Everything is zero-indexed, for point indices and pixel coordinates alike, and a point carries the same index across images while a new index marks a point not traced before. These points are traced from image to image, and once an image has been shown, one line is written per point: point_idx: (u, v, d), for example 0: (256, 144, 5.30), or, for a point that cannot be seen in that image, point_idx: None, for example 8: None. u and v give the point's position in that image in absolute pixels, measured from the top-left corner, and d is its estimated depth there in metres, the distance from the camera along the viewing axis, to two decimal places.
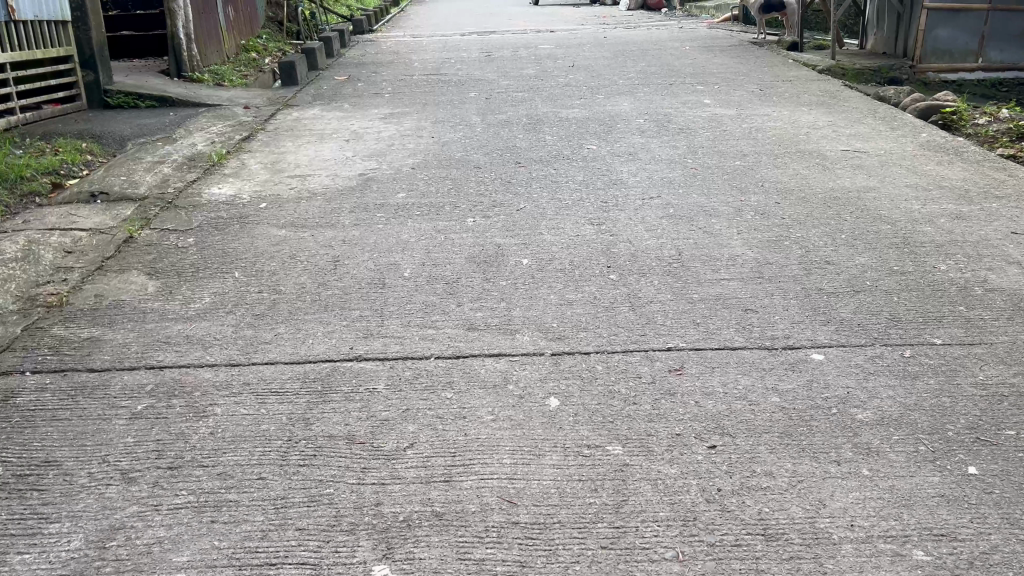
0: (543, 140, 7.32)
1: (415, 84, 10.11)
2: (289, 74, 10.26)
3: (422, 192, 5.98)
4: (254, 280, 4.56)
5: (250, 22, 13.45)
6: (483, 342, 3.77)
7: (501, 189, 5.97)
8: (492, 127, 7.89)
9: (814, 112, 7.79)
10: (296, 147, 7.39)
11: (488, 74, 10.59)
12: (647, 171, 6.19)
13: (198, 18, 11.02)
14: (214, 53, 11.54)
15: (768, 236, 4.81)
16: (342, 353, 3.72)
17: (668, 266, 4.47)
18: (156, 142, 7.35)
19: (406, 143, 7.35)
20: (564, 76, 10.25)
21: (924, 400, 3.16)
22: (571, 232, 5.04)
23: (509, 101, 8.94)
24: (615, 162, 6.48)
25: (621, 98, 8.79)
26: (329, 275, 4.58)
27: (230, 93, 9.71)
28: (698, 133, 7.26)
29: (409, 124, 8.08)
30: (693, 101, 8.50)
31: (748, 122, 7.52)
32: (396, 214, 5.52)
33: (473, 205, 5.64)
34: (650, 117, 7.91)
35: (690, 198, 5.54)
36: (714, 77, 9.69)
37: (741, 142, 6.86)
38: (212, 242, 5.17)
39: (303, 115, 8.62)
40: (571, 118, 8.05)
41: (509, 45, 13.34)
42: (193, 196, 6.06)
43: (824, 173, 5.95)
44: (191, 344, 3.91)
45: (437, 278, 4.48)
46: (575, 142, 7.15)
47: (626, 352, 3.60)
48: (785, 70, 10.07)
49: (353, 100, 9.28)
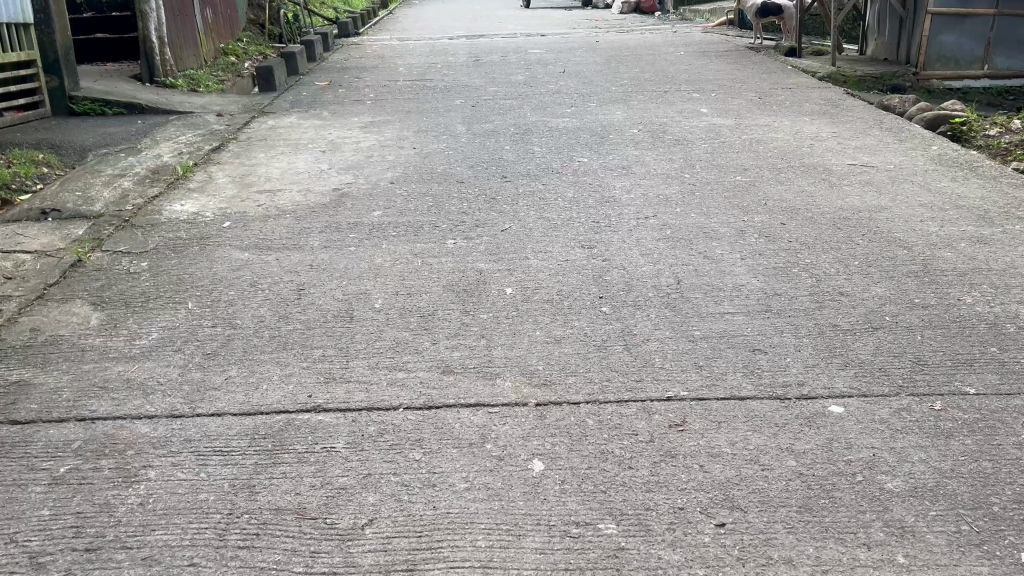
0: (531, 151, 6.91)
1: (399, 91, 9.68)
2: (267, 79, 9.82)
3: (399, 209, 5.56)
4: (209, 312, 4.13)
5: (230, 25, 13.01)
6: (458, 389, 3.34)
7: (485, 206, 5.55)
8: (478, 137, 7.48)
9: (817, 123, 7.40)
10: (269, 158, 6.96)
11: (475, 81, 10.17)
12: (641, 187, 5.79)
13: (172, 19, 10.58)
14: (190, 57, 11.09)
15: (774, 262, 4.40)
16: (299, 403, 3.29)
17: (666, 296, 4.06)
18: (119, 153, 6.92)
19: (385, 154, 6.92)
20: (554, 82, 9.84)
21: (962, 466, 2.74)
22: (560, 256, 4.62)
23: (497, 109, 8.53)
24: (607, 177, 6.07)
25: (614, 106, 8.39)
26: (292, 306, 4.15)
27: (204, 99, 9.26)
28: (695, 144, 6.86)
29: (391, 133, 7.65)
30: (689, 110, 8.11)
31: (748, 133, 7.12)
32: (370, 235, 5.09)
33: (454, 224, 5.22)
34: (644, 128, 7.50)
35: (687, 217, 5.13)
36: (710, 84, 9.29)
37: (741, 155, 6.46)
38: (167, 267, 4.74)
39: (279, 123, 8.18)
40: (561, 127, 7.64)
41: (498, 49, 12.93)
42: (152, 213, 5.62)
43: (831, 190, 5.56)
44: (130, 390, 3.48)
45: (411, 310, 4.06)
46: (565, 154, 6.74)
47: (620, 403, 3.18)
48: (784, 77, 9.68)
49: (332, 107, 8.85)
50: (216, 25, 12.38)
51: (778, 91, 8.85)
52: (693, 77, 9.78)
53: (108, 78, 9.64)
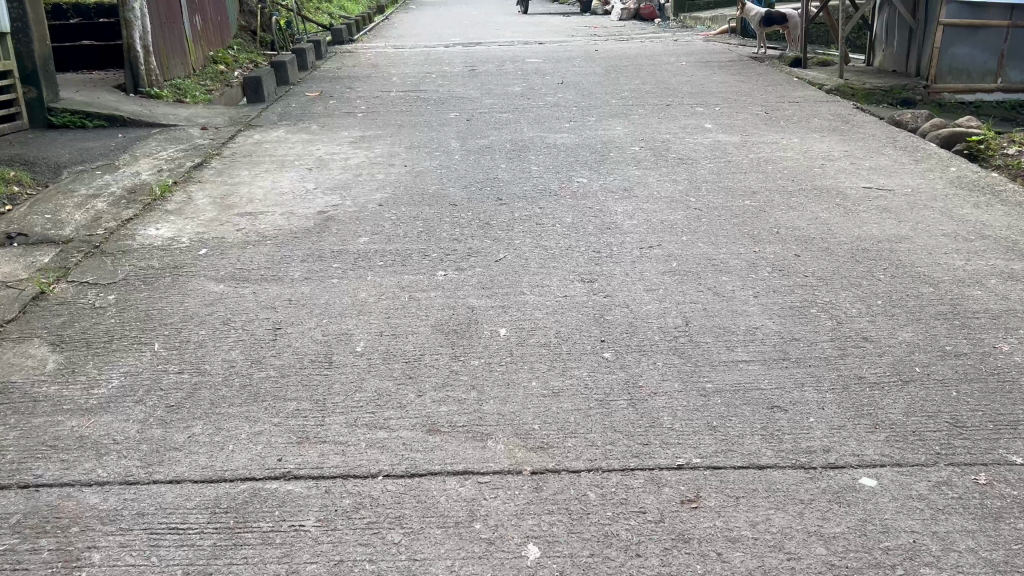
0: (528, 170, 6.58)
1: (392, 103, 9.35)
2: (255, 89, 9.48)
3: (387, 235, 5.22)
4: (176, 356, 3.79)
5: (220, 32, 12.68)
6: (446, 452, 3.01)
7: (478, 232, 5.21)
8: (472, 154, 7.15)
9: (828, 141, 7.09)
10: (253, 177, 6.62)
11: (471, 92, 9.84)
12: (644, 211, 5.46)
13: (158, 27, 10.24)
14: (177, 66, 10.75)
15: (789, 301, 4.07)
16: (267, 470, 2.95)
17: (674, 341, 3.73)
18: (95, 170, 6.57)
19: (375, 173, 6.59)
20: (553, 94, 9.52)
21: (1016, 556, 2.41)
22: (558, 293, 4.29)
23: (493, 123, 8.21)
24: (609, 199, 5.75)
25: (614, 121, 8.06)
26: (267, 349, 3.81)
27: (189, 111, 8.93)
28: (700, 164, 6.54)
29: (382, 149, 7.32)
30: (692, 125, 7.79)
31: (755, 152, 6.80)
32: (356, 264, 4.76)
33: (446, 253, 4.88)
34: (646, 145, 7.18)
35: (694, 247, 4.81)
36: (714, 98, 8.96)
37: (749, 177, 6.14)
38: (135, 301, 4.39)
39: (266, 138, 7.84)
40: (559, 144, 7.32)
41: (495, 58, 12.61)
42: (124, 238, 5.28)
43: (846, 218, 5.24)
44: (82, 450, 3.14)
45: (396, 355, 3.72)
46: (563, 174, 6.42)
47: (626, 472, 2.84)
48: (790, 90, 9.35)
49: (322, 120, 8.53)
50: (206, 32, 12.05)
51: (786, 106, 8.53)
52: (697, 90, 9.45)
53: (90, 88, 9.29)
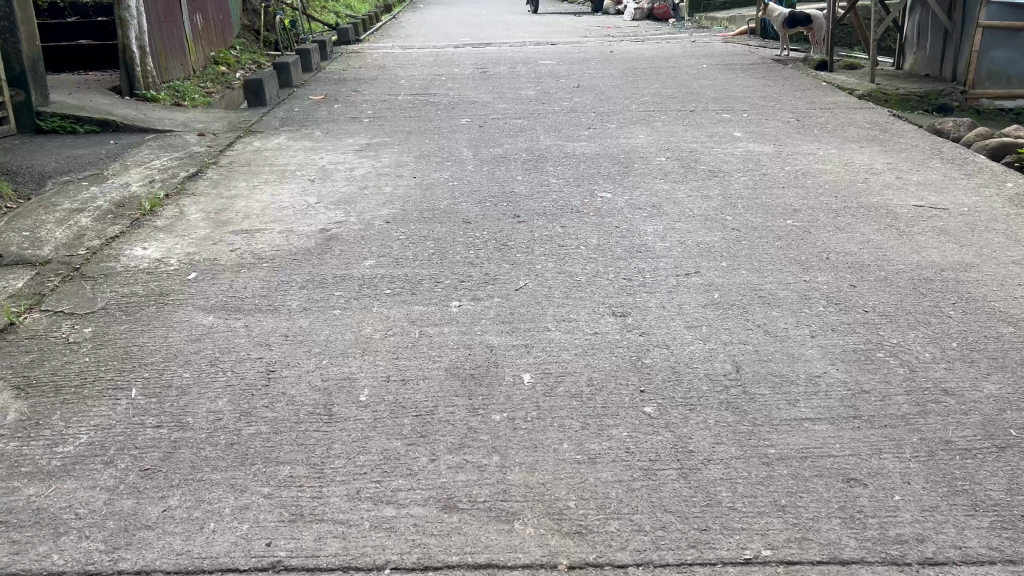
0: (546, 183, 6.10)
1: (400, 107, 8.89)
2: (256, 92, 9.01)
3: (395, 257, 4.75)
4: (155, 405, 3.31)
5: (221, 31, 12.21)
6: (466, 537, 2.53)
7: (495, 255, 4.74)
8: (486, 164, 6.69)
9: (868, 152, 6.60)
10: (251, 188, 6.15)
11: (483, 96, 9.36)
12: (675, 232, 4.99)
13: (155, 26, 9.77)
14: (175, 67, 10.28)
15: (851, 345, 3.60)
16: (255, 558, 2.48)
17: (725, 393, 3.25)
18: (81, 181, 6.10)
19: (382, 186, 6.13)
20: (569, 98, 9.05)
21: None
22: (587, 329, 3.81)
23: (507, 130, 7.74)
24: (636, 218, 5.27)
25: (636, 128, 7.57)
26: (259, 397, 3.34)
27: (186, 115, 8.46)
28: (734, 177, 6.06)
29: (389, 159, 6.85)
30: (721, 134, 7.30)
31: (791, 164, 6.32)
32: (360, 292, 4.28)
33: (460, 279, 4.41)
34: (673, 154, 6.70)
35: (736, 275, 4.32)
36: (740, 104, 8.46)
37: (787, 193, 5.66)
38: (114, 335, 3.91)
39: (266, 145, 7.38)
40: (579, 153, 6.85)
41: (507, 59, 12.14)
42: (108, 259, 4.80)
43: (901, 240, 4.76)
44: (38, 528, 2.66)
45: (406, 406, 3.24)
46: (585, 188, 5.94)
47: (683, 569, 2.37)
48: (820, 96, 8.86)
49: (327, 126, 8.07)
50: (206, 32, 11.58)
51: (818, 113, 8.03)
52: (722, 95, 8.95)
53: (82, 90, 8.83)
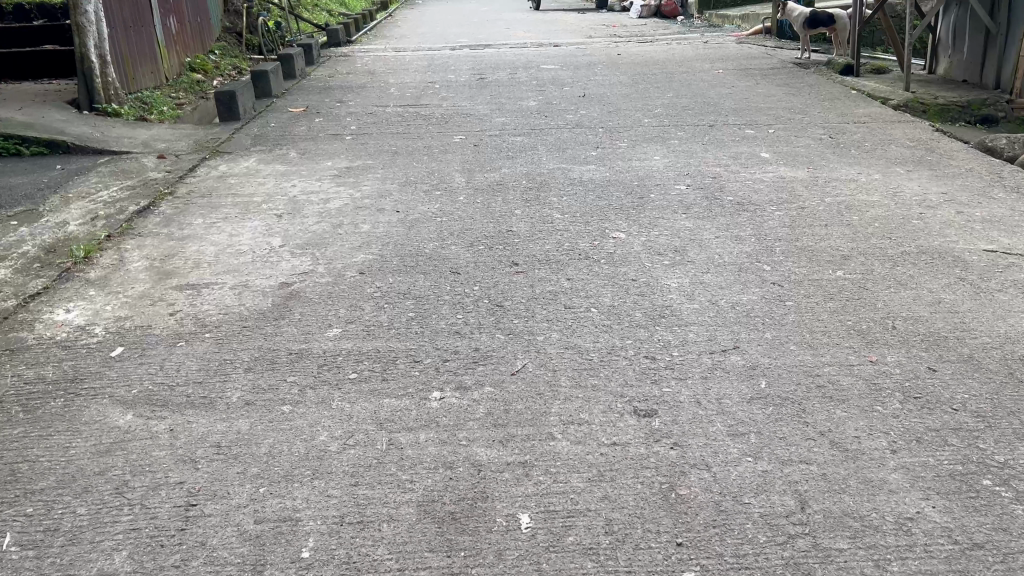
0: (548, 219, 5.29)
1: (389, 122, 8.07)
2: (228, 103, 8.16)
3: (367, 323, 3.92)
4: (29, 565, 2.49)
5: (199, 36, 11.38)
6: None
7: (487, 321, 3.91)
8: (480, 193, 5.87)
9: (917, 179, 5.78)
10: (207, 226, 5.33)
11: (479, 108, 8.53)
12: (704, 288, 4.16)
13: (119, 32, 8.94)
14: (144, 76, 9.45)
15: (946, 467, 2.75)
16: None
17: (791, 550, 2.42)
18: (11, 221, 5.28)
19: (360, 223, 5.31)
20: (575, 110, 8.23)
21: None
22: (601, 437, 2.97)
23: (505, 149, 6.93)
24: (656, 267, 4.45)
25: (650, 148, 6.76)
26: (169, 552, 2.51)
27: (149, 132, 7.62)
28: (766, 211, 5.25)
29: (370, 187, 6.03)
30: (746, 154, 6.49)
31: (830, 195, 5.50)
32: (319, 378, 3.45)
33: (445, 355, 3.59)
34: (693, 182, 5.88)
35: (784, 355, 3.49)
36: (764, 117, 7.63)
37: (831, 234, 4.84)
38: (3, 443, 3.09)
39: (233, 170, 6.56)
40: (587, 180, 6.05)
41: (506, 64, 11.31)
42: (20, 326, 3.99)
43: (980, 299, 3.94)
44: None
45: (361, 569, 2.41)
46: (593, 226, 5.12)
47: None
48: (851, 107, 8.02)
49: (305, 145, 7.25)
50: (181, 36, 10.77)
51: (852, 128, 7.20)
52: (743, 106, 8.12)
53: (36, 104, 8.01)
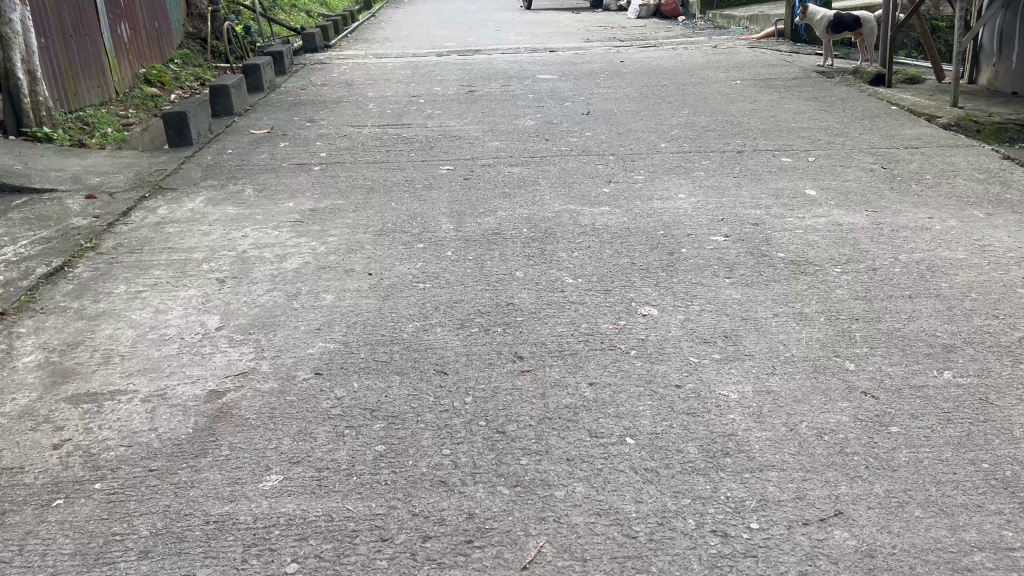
0: (558, 284, 4.24)
1: (366, 147, 6.99)
2: (178, 126, 7.06)
3: (320, 464, 2.85)
4: None
5: (155, 43, 10.25)
6: None
7: (484, 457, 2.84)
8: (473, 246, 4.82)
9: (1004, 225, 4.75)
10: (130, 298, 4.26)
11: (469, 129, 7.47)
12: (774, 403, 3.11)
13: (54, 41, 7.80)
14: (86, 91, 8.32)
15: None
16: None
17: None
18: None
19: (323, 291, 4.25)
20: (578, 133, 7.18)
21: None
22: None
23: (501, 185, 5.89)
24: (704, 364, 3.40)
25: (671, 183, 5.74)
26: None
27: (83, 164, 6.52)
28: (829, 273, 4.22)
29: (337, 238, 4.96)
30: (787, 191, 5.47)
31: (904, 250, 4.47)
32: (242, 572, 2.38)
33: (429, 527, 2.52)
34: (731, 230, 4.85)
35: (909, 533, 2.44)
36: (799, 143, 6.61)
37: (919, 310, 3.80)
38: None
39: (177, 213, 5.48)
40: (600, 227, 5.02)
41: (500, 73, 10.25)
42: None
43: None
44: None
45: None
46: (615, 295, 4.08)
47: None
48: (897, 128, 6.99)
49: (265, 178, 6.16)
50: (134, 45, 9.64)
51: (906, 155, 6.18)
52: (771, 128, 7.10)
53: None
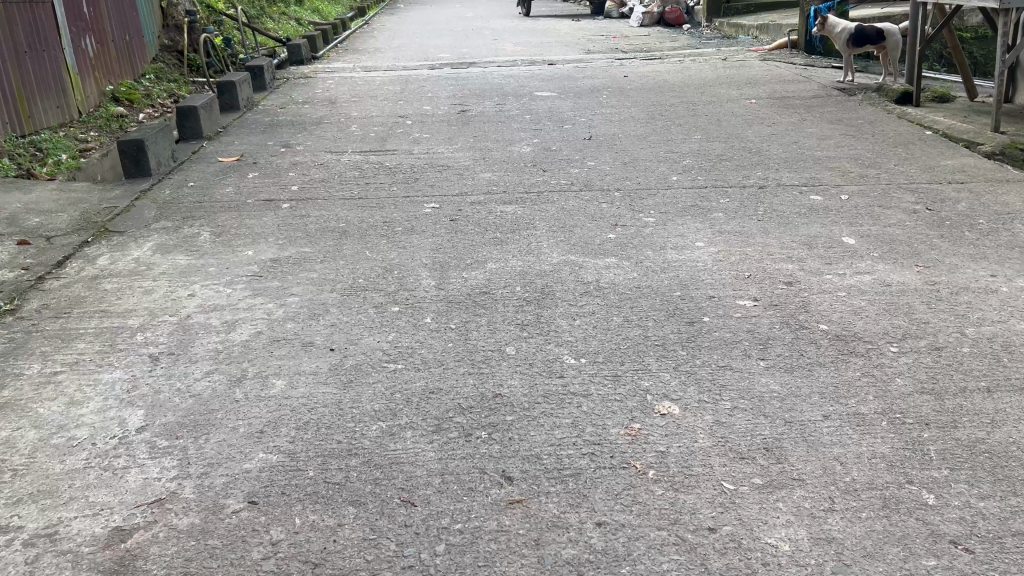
0: (558, 366, 3.51)
1: (344, 178, 6.28)
2: (136, 157, 6.35)
3: None
4: None
5: (124, 58, 9.52)
6: None
7: None
8: (457, 309, 4.10)
9: None
10: (42, 383, 3.53)
11: (460, 156, 6.75)
12: (839, 561, 2.38)
13: (5, 58, 7.06)
14: (41, 111, 7.58)
15: None
16: None
17: None
18: None
19: (274, 375, 3.52)
20: (580, 162, 6.47)
21: None
22: None
23: (493, 227, 5.18)
24: (744, 494, 2.67)
25: (687, 227, 5.03)
26: None
27: (23, 200, 5.80)
28: (884, 354, 3.50)
29: (299, 300, 4.24)
30: (820, 239, 4.76)
31: (970, 321, 3.75)
32: None
33: None
34: (760, 291, 4.13)
35: None
36: (827, 176, 5.90)
37: (1003, 409, 3.07)
38: None
39: (119, 264, 4.76)
40: (607, 285, 4.30)
41: (496, 90, 9.53)
42: None
43: None
44: None
45: None
46: (627, 383, 3.35)
47: None
48: (935, 158, 6.28)
49: (227, 218, 5.45)
50: (101, 60, 8.91)
51: (952, 193, 5.46)
52: (795, 158, 6.38)
53: None
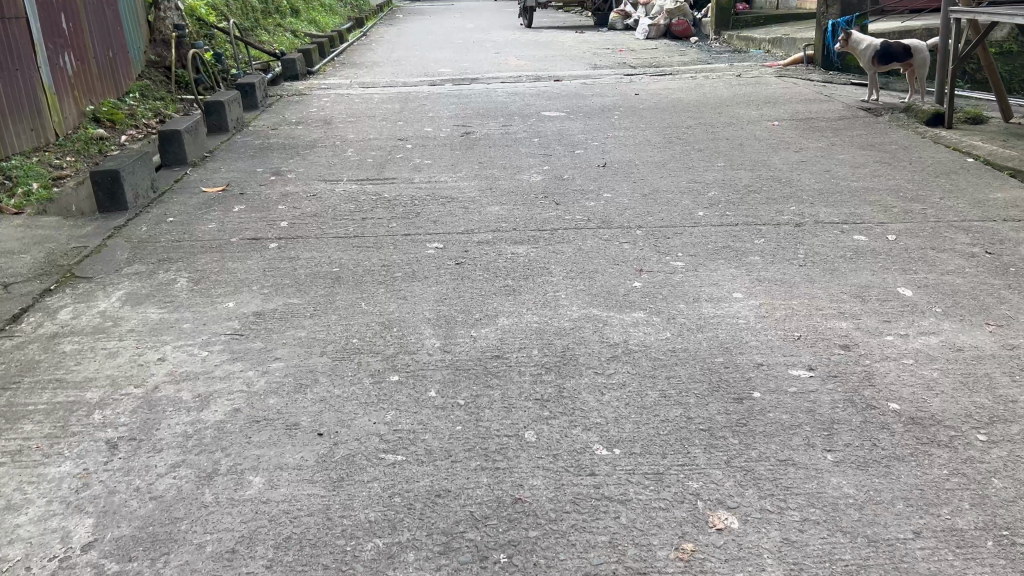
0: (588, 458, 2.96)
1: (338, 211, 5.75)
2: (111, 190, 5.80)
3: None
4: None
5: (107, 76, 8.99)
6: None
7: None
8: (466, 379, 3.56)
9: None
10: None
11: (464, 186, 6.22)
12: None
13: None
14: (13, 134, 7.03)
15: None
16: None
17: None
18: None
19: (252, 470, 2.97)
20: (595, 193, 5.93)
21: None
22: None
23: (505, 273, 4.64)
24: None
25: (722, 274, 4.49)
26: None
27: None
28: (973, 444, 2.96)
29: (285, 366, 3.69)
30: (873, 290, 4.23)
31: None
32: None
33: None
34: (815, 357, 3.59)
35: None
36: (869, 212, 5.37)
37: None
38: None
39: (83, 319, 4.21)
40: (636, 347, 3.76)
41: (500, 109, 9.01)
42: None
43: None
44: None
45: None
46: (672, 485, 2.80)
47: None
48: (984, 190, 5.75)
49: (208, 261, 4.91)
50: (81, 78, 8.38)
51: (1010, 232, 4.94)
52: (830, 189, 5.85)
53: None
